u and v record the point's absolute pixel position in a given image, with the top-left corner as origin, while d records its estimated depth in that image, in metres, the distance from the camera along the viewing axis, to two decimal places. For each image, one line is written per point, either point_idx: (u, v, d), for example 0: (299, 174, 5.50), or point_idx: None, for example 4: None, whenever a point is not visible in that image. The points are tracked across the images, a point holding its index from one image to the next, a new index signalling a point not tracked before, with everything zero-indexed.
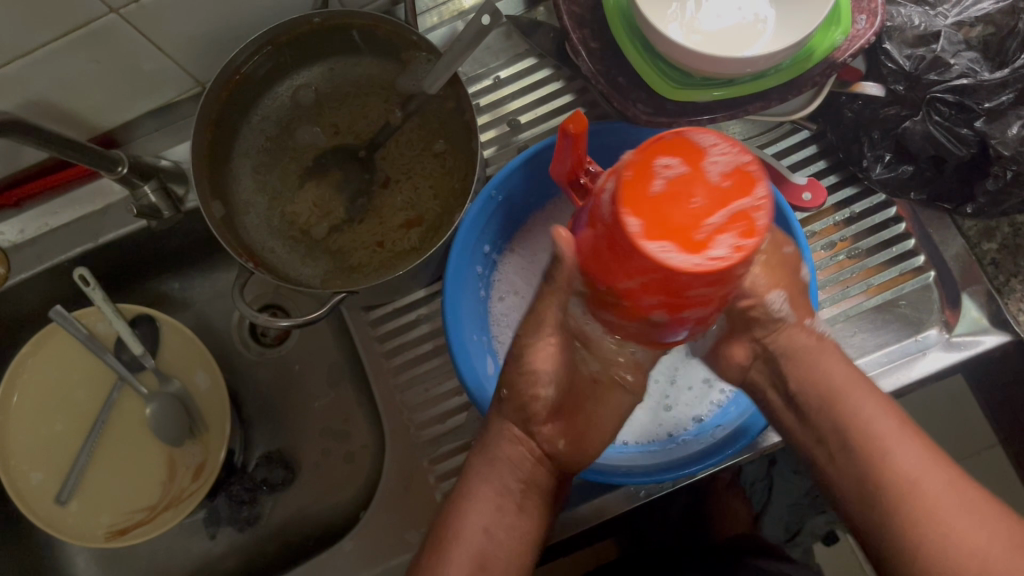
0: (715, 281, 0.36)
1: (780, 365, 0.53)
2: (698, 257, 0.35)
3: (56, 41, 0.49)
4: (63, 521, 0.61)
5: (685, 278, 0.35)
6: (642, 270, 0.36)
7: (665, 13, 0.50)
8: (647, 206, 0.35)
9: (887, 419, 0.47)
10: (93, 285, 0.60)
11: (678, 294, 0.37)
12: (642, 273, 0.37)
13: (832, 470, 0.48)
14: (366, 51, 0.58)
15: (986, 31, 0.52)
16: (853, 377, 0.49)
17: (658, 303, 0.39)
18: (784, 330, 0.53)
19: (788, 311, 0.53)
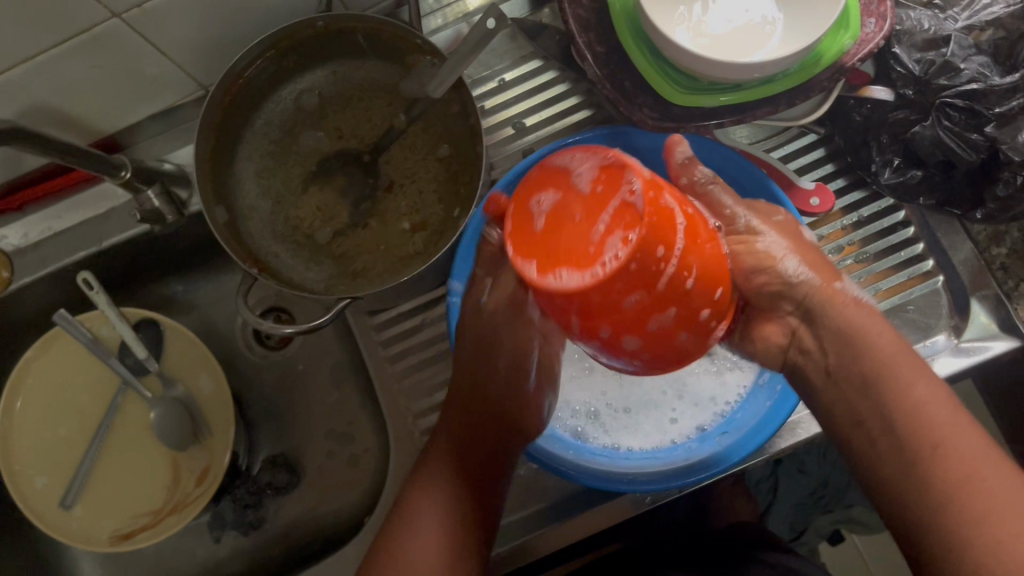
0: (628, 285, 0.35)
1: (818, 322, 0.50)
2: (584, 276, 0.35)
3: (57, 46, 0.49)
4: (68, 526, 0.61)
5: (591, 296, 0.36)
6: (563, 305, 0.37)
7: (672, 16, 0.49)
8: (540, 247, 0.37)
9: (937, 401, 0.44)
10: (97, 289, 0.60)
11: (615, 312, 0.36)
12: (574, 312, 0.37)
13: (872, 456, 0.45)
14: (370, 54, 0.57)
15: (997, 34, 0.52)
16: (899, 349, 0.47)
17: (603, 330, 0.37)
18: (814, 294, 0.50)
19: (809, 274, 0.51)
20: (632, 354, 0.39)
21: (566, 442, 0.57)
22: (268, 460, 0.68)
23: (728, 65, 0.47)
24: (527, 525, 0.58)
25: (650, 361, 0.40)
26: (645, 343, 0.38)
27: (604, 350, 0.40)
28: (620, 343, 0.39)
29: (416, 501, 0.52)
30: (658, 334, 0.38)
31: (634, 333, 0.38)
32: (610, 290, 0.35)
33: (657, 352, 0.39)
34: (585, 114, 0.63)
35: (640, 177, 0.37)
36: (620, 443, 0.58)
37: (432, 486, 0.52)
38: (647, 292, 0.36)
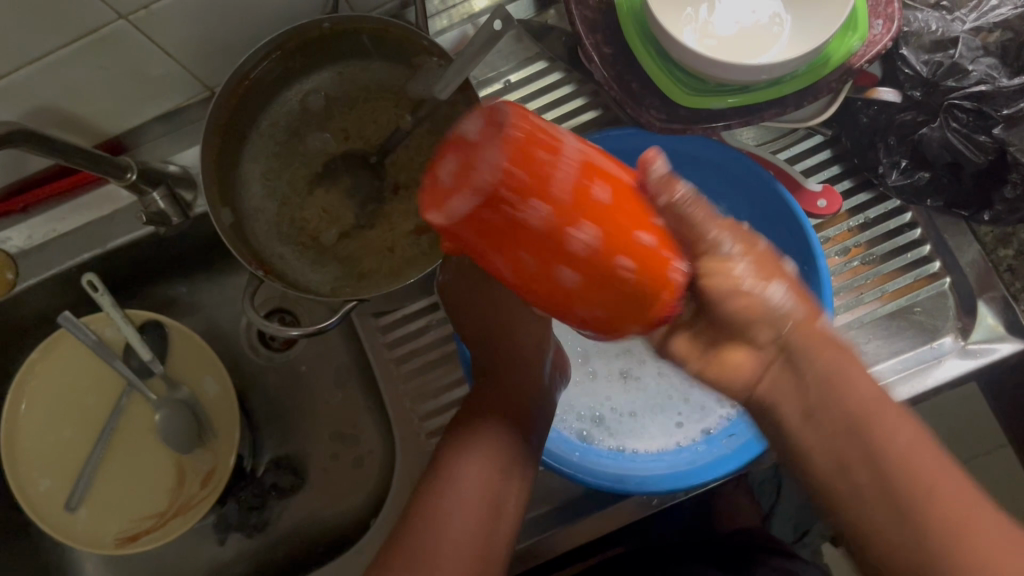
0: (521, 196, 0.33)
1: (798, 359, 0.43)
2: (474, 199, 0.33)
3: (64, 47, 0.49)
4: (73, 528, 0.61)
5: (487, 217, 0.33)
6: (477, 241, 0.34)
7: (679, 17, 0.49)
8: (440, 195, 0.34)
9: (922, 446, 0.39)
10: (100, 291, 0.61)
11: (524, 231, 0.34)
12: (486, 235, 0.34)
13: (857, 505, 0.39)
14: (376, 55, 0.57)
15: (1005, 36, 0.51)
16: (881, 388, 0.41)
17: (532, 268, 0.35)
18: (796, 326, 0.43)
19: (793, 303, 0.44)
20: (581, 294, 0.36)
21: (572, 444, 0.56)
22: (274, 462, 0.68)
23: (736, 64, 0.47)
24: (534, 527, 0.58)
25: (607, 308, 0.37)
26: (586, 279, 0.35)
27: (554, 298, 0.37)
28: (557, 282, 0.36)
29: (451, 461, 0.47)
30: (598, 258, 0.35)
31: (571, 264, 0.35)
32: (510, 214, 0.33)
33: (609, 292, 0.36)
34: (591, 115, 0.63)
35: (520, 114, 0.34)
36: (624, 446, 0.58)
37: (469, 445, 0.47)
38: (553, 207, 0.33)
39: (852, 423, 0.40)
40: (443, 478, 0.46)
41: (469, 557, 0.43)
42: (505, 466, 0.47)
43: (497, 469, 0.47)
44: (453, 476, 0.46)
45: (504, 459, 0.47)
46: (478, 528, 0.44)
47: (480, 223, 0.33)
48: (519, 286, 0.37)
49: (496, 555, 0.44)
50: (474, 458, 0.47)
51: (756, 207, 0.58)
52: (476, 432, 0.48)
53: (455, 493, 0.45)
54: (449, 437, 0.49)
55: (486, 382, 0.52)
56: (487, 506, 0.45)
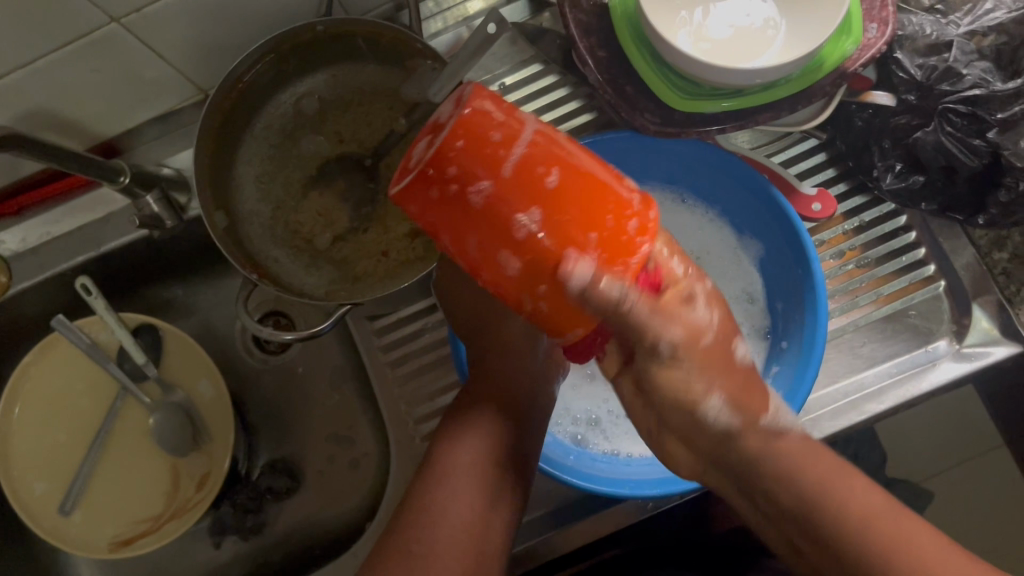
0: (456, 171, 0.34)
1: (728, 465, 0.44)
2: (418, 171, 0.34)
3: (56, 51, 0.49)
4: (67, 532, 0.61)
5: (428, 192, 0.35)
6: (428, 219, 0.36)
7: (673, 21, 0.49)
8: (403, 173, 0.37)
9: (868, 498, 0.40)
10: (95, 294, 0.60)
11: (463, 210, 0.35)
12: (432, 215, 0.36)
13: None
14: (370, 58, 0.57)
15: (999, 39, 0.51)
16: (828, 461, 0.42)
17: (476, 252, 0.36)
18: (733, 441, 0.44)
19: (731, 417, 0.44)
20: (528, 288, 0.37)
21: (567, 448, 0.56)
22: (269, 465, 0.68)
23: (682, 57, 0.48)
24: (529, 530, 0.58)
25: (553, 310, 0.37)
26: (528, 267, 0.36)
27: (503, 290, 0.37)
28: (502, 269, 0.36)
29: (449, 453, 0.47)
30: (538, 246, 0.35)
31: (512, 250, 0.35)
32: (452, 187, 0.34)
33: (550, 293, 0.36)
34: (586, 118, 0.63)
35: (481, 94, 0.35)
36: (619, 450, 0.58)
37: (467, 438, 0.48)
38: (495, 184, 0.34)
39: (796, 500, 0.41)
40: (441, 470, 0.46)
41: (467, 549, 0.43)
42: (502, 461, 0.47)
43: (494, 462, 0.47)
44: (452, 468, 0.46)
45: (501, 453, 0.48)
46: (475, 519, 0.44)
47: (425, 196, 0.35)
48: (473, 274, 0.38)
49: (494, 546, 0.45)
50: (472, 450, 0.47)
51: (751, 209, 0.58)
52: (474, 424, 0.48)
53: (453, 485, 0.45)
54: (447, 430, 0.49)
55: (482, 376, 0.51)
56: (485, 499, 0.45)
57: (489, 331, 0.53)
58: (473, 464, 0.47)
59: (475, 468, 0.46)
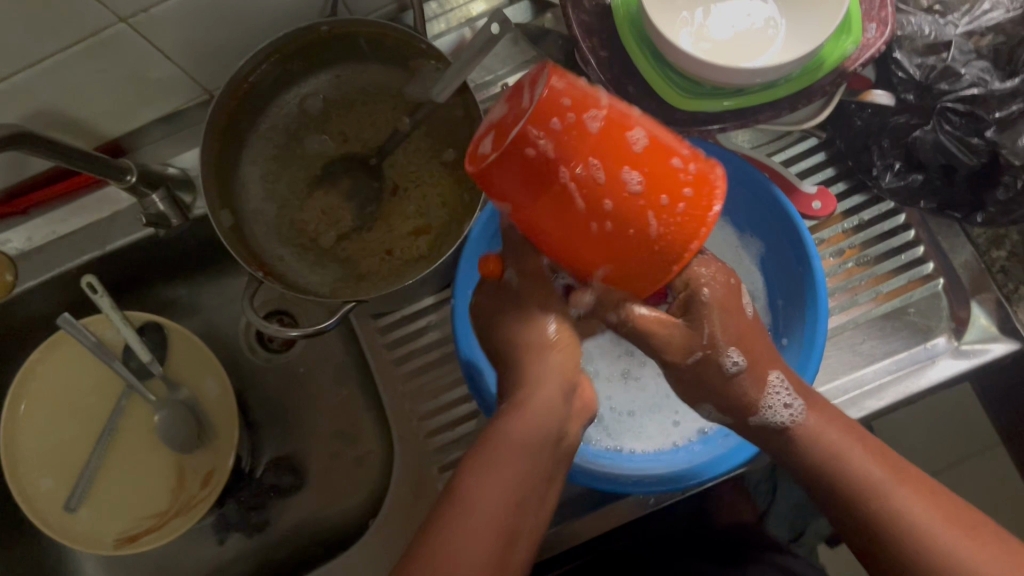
0: (568, 105, 0.34)
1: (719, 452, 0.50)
2: (531, 117, 0.34)
3: (64, 51, 0.49)
4: (72, 528, 0.61)
5: (543, 137, 0.34)
6: (539, 175, 0.35)
7: (674, 21, 0.50)
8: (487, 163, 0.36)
9: (873, 461, 0.44)
10: (100, 293, 0.61)
11: (580, 140, 0.34)
12: (545, 163, 0.35)
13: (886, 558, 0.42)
14: (375, 59, 0.58)
15: (997, 39, 0.51)
16: (842, 431, 0.46)
17: (592, 196, 0.35)
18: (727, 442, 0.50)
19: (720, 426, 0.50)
20: (652, 206, 0.36)
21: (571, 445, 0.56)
22: (273, 463, 0.68)
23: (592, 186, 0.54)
24: None
25: (670, 228, 0.37)
26: (649, 180, 0.36)
27: (620, 229, 0.37)
28: (626, 192, 0.36)
29: (469, 492, 0.41)
30: (649, 159, 0.36)
31: (630, 168, 0.35)
32: (569, 119, 0.34)
33: (667, 206, 0.37)
34: None
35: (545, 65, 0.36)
36: (623, 446, 0.58)
37: (489, 474, 0.42)
38: (603, 108, 0.35)
39: (839, 480, 0.44)
40: (457, 508, 0.41)
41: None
42: (527, 499, 0.43)
43: (520, 498, 0.42)
44: (469, 504, 0.41)
45: (528, 490, 0.43)
46: (493, 556, 0.40)
47: (521, 161, 0.35)
48: (586, 228, 0.37)
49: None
50: (495, 490, 0.42)
51: (752, 208, 0.58)
52: (497, 464, 0.42)
53: (471, 519, 0.40)
54: (466, 470, 0.43)
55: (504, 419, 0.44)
56: (504, 535, 0.41)
57: (512, 359, 0.49)
58: (494, 499, 0.41)
59: (497, 500, 0.41)
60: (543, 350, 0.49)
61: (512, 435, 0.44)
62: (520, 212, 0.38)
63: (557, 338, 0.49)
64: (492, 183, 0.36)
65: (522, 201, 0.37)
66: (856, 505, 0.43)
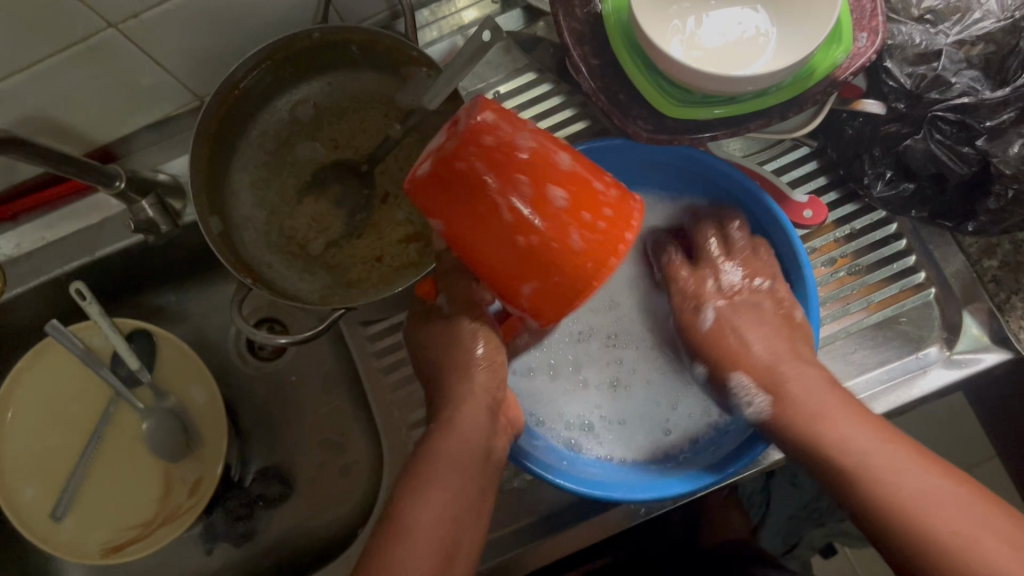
0: (492, 126, 0.41)
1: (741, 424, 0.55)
2: (463, 134, 0.40)
3: (52, 56, 0.49)
4: (57, 537, 0.60)
5: (471, 148, 0.40)
6: (468, 184, 0.41)
7: (664, 28, 0.50)
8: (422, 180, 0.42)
9: (854, 418, 0.47)
10: (88, 300, 0.60)
11: (505, 155, 0.41)
12: (474, 171, 0.41)
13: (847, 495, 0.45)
14: (366, 66, 0.58)
15: (988, 48, 0.51)
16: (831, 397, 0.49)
17: (515, 205, 0.41)
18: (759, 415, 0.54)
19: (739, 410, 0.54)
20: (574, 222, 0.41)
21: (560, 454, 0.56)
22: (263, 471, 0.68)
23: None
24: (522, 537, 0.58)
25: (590, 244, 0.42)
26: (570, 198, 0.41)
27: (542, 241, 0.41)
28: (551, 202, 0.41)
29: (406, 513, 0.44)
30: (570, 182, 0.42)
31: (555, 187, 0.41)
32: (493, 138, 0.41)
33: (587, 224, 0.41)
34: (579, 126, 0.64)
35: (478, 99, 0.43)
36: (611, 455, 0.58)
37: (425, 493, 0.45)
38: (527, 137, 0.41)
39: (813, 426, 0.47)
40: (395, 529, 0.43)
41: None
42: (463, 515, 0.45)
43: (456, 515, 0.45)
44: (411, 522, 0.43)
45: (462, 508, 0.45)
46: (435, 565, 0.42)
47: (456, 171, 0.41)
48: (511, 244, 0.41)
49: None
50: (431, 509, 0.44)
51: (745, 216, 0.58)
52: (431, 484, 0.45)
53: (410, 536, 0.43)
54: (403, 491, 0.45)
55: (437, 441, 0.47)
56: (446, 551, 0.43)
57: (443, 381, 0.51)
58: (434, 517, 0.44)
59: (438, 511, 0.44)
60: (466, 377, 0.50)
61: (447, 451, 0.47)
62: (449, 229, 0.43)
63: (485, 359, 0.51)
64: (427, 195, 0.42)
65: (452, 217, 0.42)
66: (827, 460, 0.46)
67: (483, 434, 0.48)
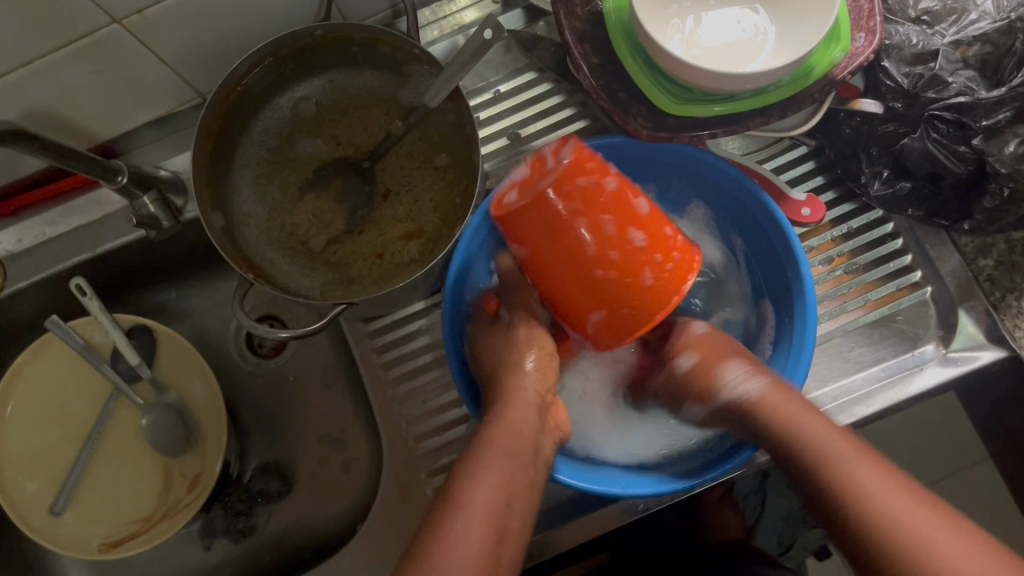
0: (584, 168, 0.46)
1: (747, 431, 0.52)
2: (561, 170, 0.46)
3: (57, 50, 0.49)
4: (57, 532, 0.61)
5: (565, 185, 0.45)
6: (558, 215, 0.46)
7: (665, 27, 0.50)
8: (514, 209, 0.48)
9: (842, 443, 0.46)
10: (89, 295, 0.61)
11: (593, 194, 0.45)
12: (567, 204, 0.46)
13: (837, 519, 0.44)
14: (367, 64, 0.58)
15: (984, 49, 0.51)
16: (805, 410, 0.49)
17: (591, 242, 0.46)
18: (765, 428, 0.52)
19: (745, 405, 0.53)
20: (648, 262, 0.47)
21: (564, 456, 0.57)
22: (261, 467, 0.68)
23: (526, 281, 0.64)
24: None
25: (659, 282, 0.48)
26: (648, 240, 0.46)
27: (615, 275, 0.47)
28: (628, 241, 0.46)
29: (462, 492, 0.45)
30: (648, 225, 0.47)
31: (633, 230, 0.46)
32: (585, 177, 0.45)
33: (660, 266, 0.47)
34: (579, 125, 0.64)
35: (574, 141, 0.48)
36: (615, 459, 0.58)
37: (480, 477, 0.46)
38: (615, 180, 0.46)
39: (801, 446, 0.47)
40: (452, 508, 0.44)
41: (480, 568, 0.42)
42: (516, 499, 0.46)
43: (508, 499, 0.46)
44: (465, 502, 0.44)
45: (515, 491, 0.47)
46: (484, 552, 0.42)
47: (542, 201, 0.46)
48: (588, 271, 0.47)
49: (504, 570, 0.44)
50: (485, 490, 0.45)
51: (742, 215, 0.59)
52: (488, 466, 0.46)
53: (464, 517, 0.43)
54: (461, 473, 0.46)
55: (490, 430, 0.49)
56: (492, 532, 0.44)
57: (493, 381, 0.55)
58: (489, 496, 0.45)
59: (495, 491, 0.45)
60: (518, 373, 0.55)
61: (499, 440, 0.48)
62: (535, 253, 0.49)
63: (535, 367, 0.56)
64: (515, 219, 0.48)
65: (540, 240, 0.48)
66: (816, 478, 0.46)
67: (531, 431, 0.51)
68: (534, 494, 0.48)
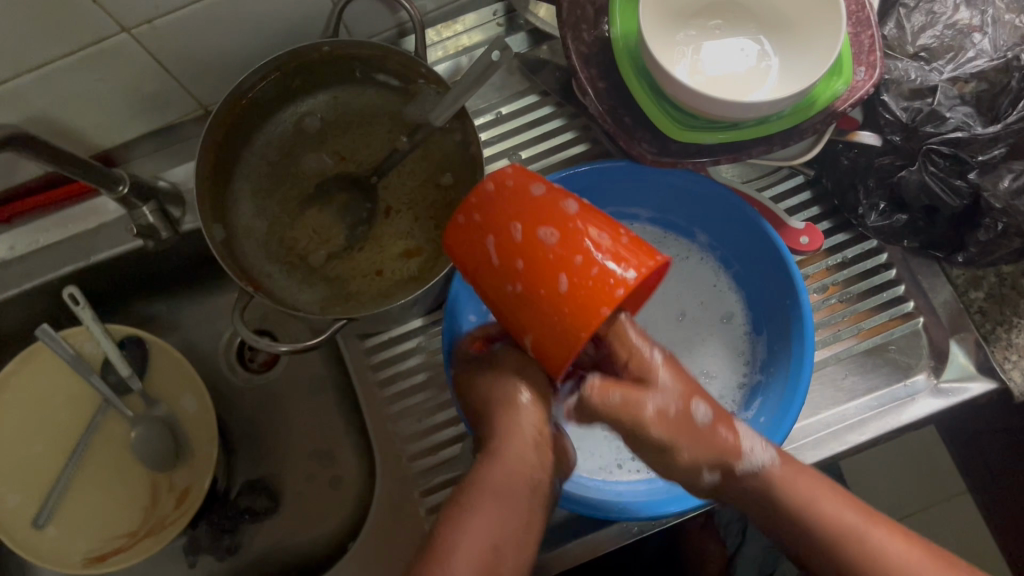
0: (517, 202, 0.44)
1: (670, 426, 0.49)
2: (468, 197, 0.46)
3: (66, 56, 0.49)
4: (40, 544, 0.59)
5: (478, 206, 0.45)
6: (478, 236, 0.45)
7: (673, 56, 0.52)
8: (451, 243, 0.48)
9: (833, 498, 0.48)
10: (82, 305, 0.60)
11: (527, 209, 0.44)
12: (486, 228, 0.45)
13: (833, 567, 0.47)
14: (373, 82, 0.59)
15: (980, 86, 0.52)
16: (817, 484, 0.49)
17: (505, 257, 0.44)
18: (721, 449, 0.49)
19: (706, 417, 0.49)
20: (564, 266, 0.42)
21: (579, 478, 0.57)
22: (248, 484, 0.67)
23: None
24: None
25: (577, 290, 0.42)
26: (561, 237, 0.43)
27: (529, 287, 0.43)
28: (541, 241, 0.43)
29: (447, 539, 0.44)
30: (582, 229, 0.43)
31: (541, 227, 0.43)
32: (502, 181, 0.45)
33: (584, 271, 0.42)
34: (580, 148, 0.65)
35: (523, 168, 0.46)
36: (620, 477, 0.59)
37: (468, 522, 0.45)
38: (563, 209, 0.44)
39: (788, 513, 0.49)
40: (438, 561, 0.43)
41: None
42: (507, 543, 0.45)
43: (499, 543, 0.44)
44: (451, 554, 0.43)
45: (509, 532, 0.45)
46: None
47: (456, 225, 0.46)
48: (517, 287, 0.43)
49: None
50: (472, 534, 0.44)
51: (744, 245, 0.59)
52: (475, 510, 0.45)
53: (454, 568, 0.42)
54: (448, 521, 0.45)
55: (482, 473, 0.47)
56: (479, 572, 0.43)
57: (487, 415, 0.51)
58: (484, 539, 0.44)
59: (492, 528, 0.45)
60: (512, 411, 0.50)
61: (492, 484, 0.46)
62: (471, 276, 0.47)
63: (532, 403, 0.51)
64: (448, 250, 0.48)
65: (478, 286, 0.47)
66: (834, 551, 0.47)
67: (530, 468, 0.48)
68: (536, 533, 0.47)
